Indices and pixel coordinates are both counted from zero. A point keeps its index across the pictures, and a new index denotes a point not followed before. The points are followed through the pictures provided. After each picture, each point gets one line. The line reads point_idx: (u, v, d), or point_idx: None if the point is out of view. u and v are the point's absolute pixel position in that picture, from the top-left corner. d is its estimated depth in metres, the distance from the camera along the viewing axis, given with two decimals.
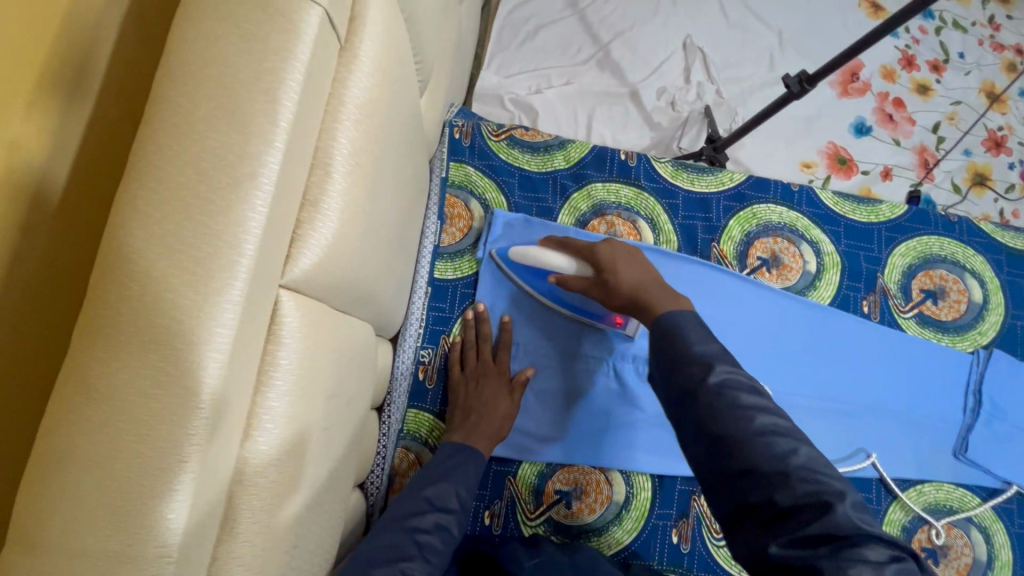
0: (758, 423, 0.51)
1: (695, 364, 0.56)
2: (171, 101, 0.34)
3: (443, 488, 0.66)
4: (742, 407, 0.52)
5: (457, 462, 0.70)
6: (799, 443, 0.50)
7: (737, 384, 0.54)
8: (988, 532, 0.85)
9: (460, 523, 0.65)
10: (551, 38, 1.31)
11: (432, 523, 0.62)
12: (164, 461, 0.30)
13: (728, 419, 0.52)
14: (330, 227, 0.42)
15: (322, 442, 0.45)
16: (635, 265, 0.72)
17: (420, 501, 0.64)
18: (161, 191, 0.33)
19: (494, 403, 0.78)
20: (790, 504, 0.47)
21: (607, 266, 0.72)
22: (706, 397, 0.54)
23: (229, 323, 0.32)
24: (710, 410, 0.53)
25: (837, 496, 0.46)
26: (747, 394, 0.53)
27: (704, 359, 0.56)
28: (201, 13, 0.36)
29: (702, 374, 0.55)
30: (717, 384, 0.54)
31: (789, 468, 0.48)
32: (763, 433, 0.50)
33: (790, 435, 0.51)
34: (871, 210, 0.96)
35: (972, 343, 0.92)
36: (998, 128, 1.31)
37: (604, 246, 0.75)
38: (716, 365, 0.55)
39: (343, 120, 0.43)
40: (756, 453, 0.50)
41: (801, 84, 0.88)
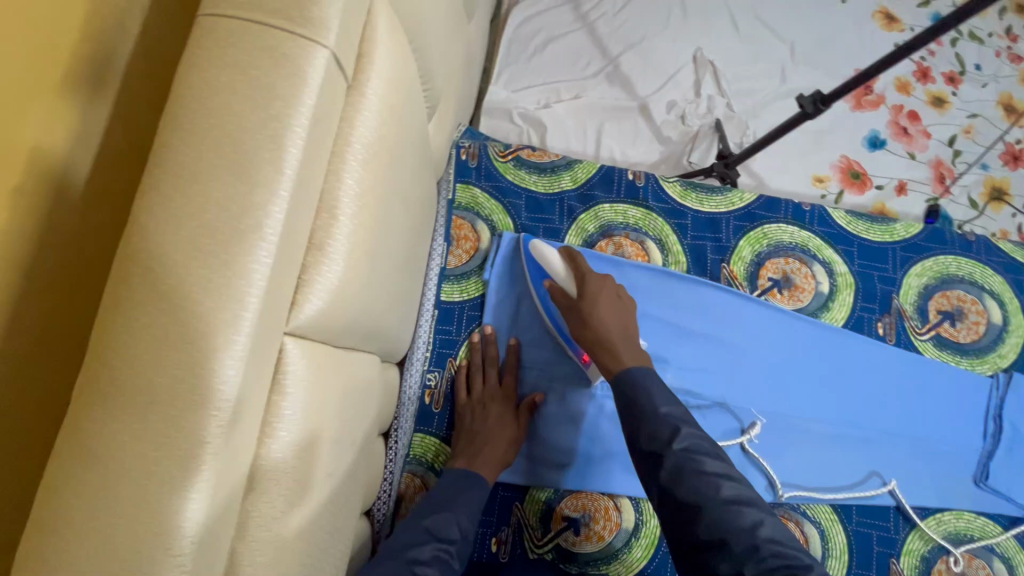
0: (724, 492, 0.55)
1: (664, 428, 0.59)
2: (175, 150, 0.34)
3: (443, 519, 0.64)
4: (707, 475, 0.56)
5: (461, 488, 0.69)
6: (762, 514, 0.54)
7: (703, 451, 0.58)
8: (1012, 563, 0.81)
9: (460, 555, 0.63)
10: (560, 52, 1.30)
11: (430, 555, 0.61)
12: (163, 525, 0.30)
13: (694, 485, 0.55)
14: (336, 271, 0.41)
15: (325, 485, 0.44)
16: (618, 309, 0.72)
17: (419, 531, 0.62)
18: (165, 246, 0.33)
19: (500, 433, 0.77)
20: (757, 574, 0.50)
21: (590, 298, 0.72)
22: (673, 463, 0.57)
23: (233, 381, 0.32)
24: (678, 476, 0.57)
25: (800, 567, 0.50)
26: (711, 460, 0.57)
27: (673, 422, 0.60)
28: (205, 60, 0.36)
29: (670, 438, 0.59)
30: (682, 451, 0.58)
31: (755, 539, 0.52)
32: (729, 503, 0.54)
33: (754, 505, 0.54)
34: (885, 229, 0.94)
35: (992, 366, 0.89)
36: (1016, 142, 1.29)
37: (595, 278, 0.74)
38: (683, 433, 0.59)
39: (349, 161, 0.42)
40: (724, 523, 0.53)
41: (816, 105, 0.87)
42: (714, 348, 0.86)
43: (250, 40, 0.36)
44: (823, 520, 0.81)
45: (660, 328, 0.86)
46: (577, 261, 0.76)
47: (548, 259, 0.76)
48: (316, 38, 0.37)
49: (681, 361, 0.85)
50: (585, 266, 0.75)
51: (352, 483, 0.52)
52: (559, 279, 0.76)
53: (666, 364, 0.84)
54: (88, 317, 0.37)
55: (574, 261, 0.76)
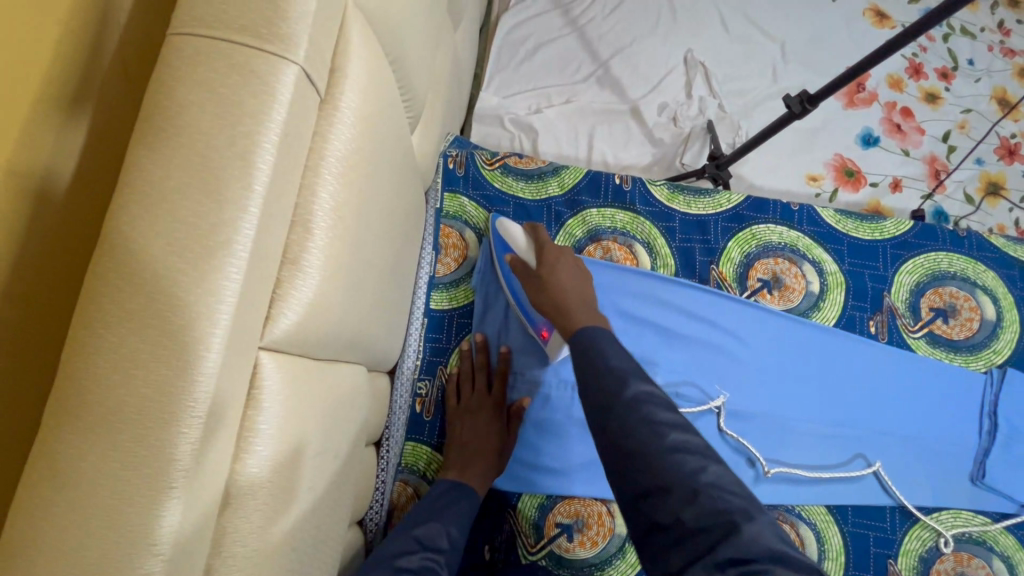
0: (669, 440, 0.51)
1: (612, 378, 0.56)
2: (143, 169, 0.34)
3: (433, 528, 0.64)
4: (654, 422, 0.52)
5: (452, 499, 0.70)
6: (709, 462, 0.50)
7: (651, 399, 0.54)
8: (1011, 561, 0.81)
9: (448, 564, 0.63)
10: (550, 56, 1.31)
11: (419, 563, 0.60)
12: (133, 544, 0.30)
13: (639, 434, 0.52)
14: (311, 285, 0.42)
15: (308, 500, 0.45)
16: (575, 277, 0.74)
17: (409, 540, 0.62)
18: (134, 264, 0.33)
19: (485, 435, 0.78)
20: (698, 524, 0.46)
21: (547, 264, 0.75)
22: (620, 410, 0.54)
23: (203, 398, 0.32)
24: (623, 424, 0.53)
25: (745, 518, 0.45)
26: (662, 409, 0.54)
27: (621, 374, 0.56)
28: (174, 79, 0.36)
29: (618, 388, 0.55)
30: (630, 398, 0.54)
31: (698, 487, 0.47)
32: (672, 449, 0.50)
33: (700, 453, 0.50)
34: (876, 227, 0.93)
35: (986, 363, 0.89)
36: (1011, 135, 1.28)
37: (555, 249, 0.77)
38: (632, 381, 0.56)
39: (324, 174, 0.43)
40: (667, 471, 0.49)
41: (802, 104, 0.87)
42: (704, 349, 0.86)
43: (219, 59, 0.36)
44: (818, 523, 0.81)
45: (650, 330, 0.86)
46: (542, 236, 0.80)
47: (511, 232, 0.80)
48: (284, 54, 0.37)
49: (670, 364, 0.85)
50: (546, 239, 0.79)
51: (337, 494, 0.53)
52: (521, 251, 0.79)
53: (656, 366, 0.84)
54: (59, 336, 0.37)
55: (536, 234, 0.80)
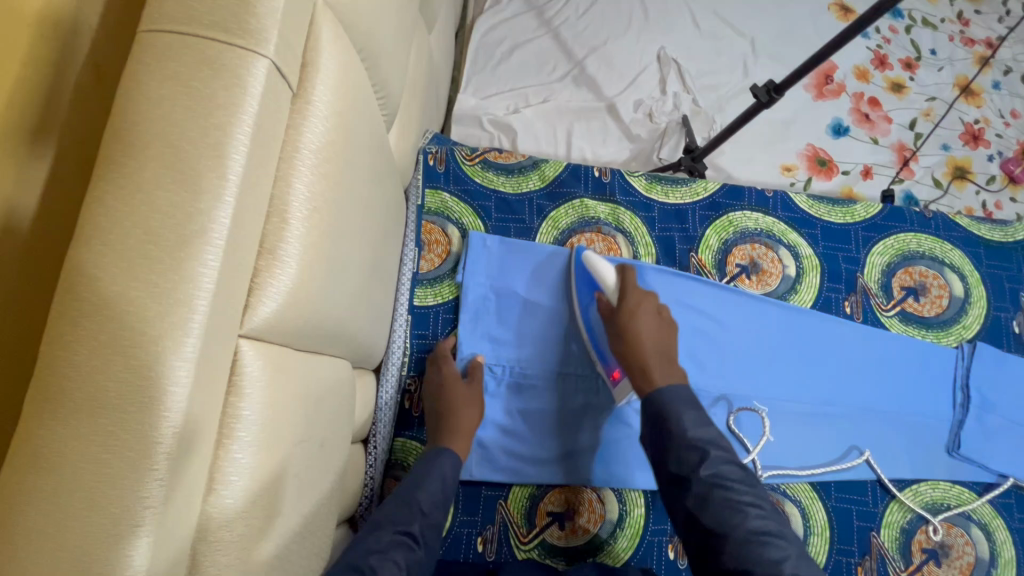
0: (750, 521, 0.60)
1: (692, 451, 0.65)
2: (117, 161, 0.35)
3: (396, 507, 0.64)
4: (733, 501, 0.62)
5: (415, 476, 0.69)
6: (788, 550, 0.58)
7: (729, 478, 0.63)
8: (989, 529, 0.83)
9: (419, 533, 0.63)
10: (526, 57, 1.33)
11: (388, 539, 0.60)
12: (118, 527, 0.31)
13: (720, 513, 0.61)
14: (289, 274, 0.42)
15: (293, 489, 0.45)
16: (654, 322, 0.77)
17: (374, 524, 0.62)
18: (109, 253, 0.33)
19: (465, 412, 0.77)
20: None
21: (628, 309, 0.77)
22: (699, 488, 0.63)
23: (183, 381, 0.33)
24: (704, 500, 0.63)
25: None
26: (739, 489, 0.63)
27: (699, 444, 0.65)
28: (145, 74, 0.37)
29: (698, 463, 0.64)
30: (709, 474, 0.64)
31: (782, 574, 0.56)
32: (753, 535, 0.59)
33: (780, 540, 0.59)
34: (847, 211, 0.96)
35: (957, 338, 0.92)
36: (975, 121, 1.32)
37: (640, 294, 0.79)
38: (712, 457, 0.65)
39: (299, 166, 0.44)
40: (750, 556, 0.58)
41: (769, 93, 0.89)
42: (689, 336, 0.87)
43: (189, 53, 0.37)
44: (803, 499, 0.83)
45: None
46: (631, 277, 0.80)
47: (599, 267, 0.82)
48: (254, 48, 0.38)
49: None
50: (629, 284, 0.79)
51: (324, 485, 0.53)
52: (609, 291, 0.81)
53: None
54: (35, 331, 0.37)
55: (624, 277, 0.81)
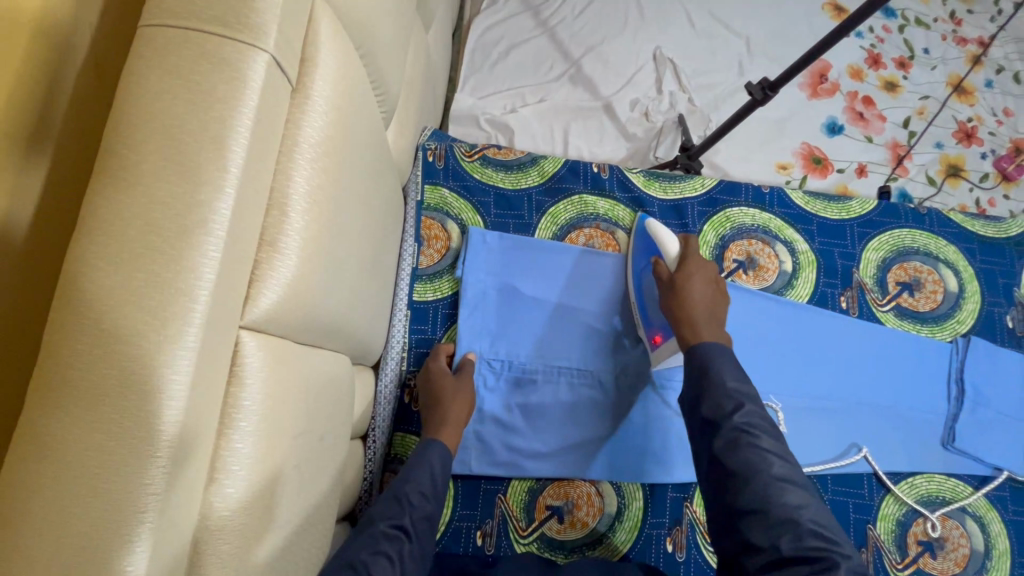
0: (775, 469, 0.60)
1: (729, 399, 0.65)
2: (119, 153, 0.35)
3: (387, 501, 0.64)
4: (760, 448, 0.61)
5: (408, 468, 0.68)
6: (808, 499, 0.58)
7: (758, 427, 0.63)
8: (983, 521, 0.84)
9: (413, 525, 0.63)
10: (523, 56, 1.33)
11: (381, 534, 0.61)
12: (122, 512, 0.31)
13: (746, 456, 0.61)
14: (289, 266, 0.43)
15: (293, 480, 0.45)
16: (708, 288, 0.77)
17: (366, 520, 0.63)
18: (112, 243, 0.34)
19: (453, 405, 0.76)
20: (795, 550, 0.54)
21: (684, 274, 0.77)
22: (729, 431, 0.63)
23: (185, 370, 0.33)
24: (733, 443, 0.62)
25: (842, 555, 0.53)
26: (766, 438, 0.62)
27: (737, 397, 0.65)
28: (146, 67, 0.37)
29: (731, 410, 0.64)
30: (741, 421, 0.63)
31: (800, 518, 0.56)
32: (776, 479, 0.59)
33: (802, 490, 0.59)
34: (842, 207, 0.97)
35: (951, 332, 0.92)
36: (968, 119, 1.34)
37: (697, 262, 0.79)
38: (745, 406, 0.64)
39: (299, 159, 0.44)
40: (770, 497, 0.58)
41: (764, 90, 0.90)
42: None
43: (189, 47, 0.38)
44: None
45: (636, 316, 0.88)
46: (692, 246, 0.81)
47: (662, 234, 0.83)
48: (253, 42, 0.39)
49: None
50: (692, 251, 0.80)
51: (325, 478, 0.54)
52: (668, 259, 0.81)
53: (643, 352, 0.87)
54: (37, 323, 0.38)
55: (688, 246, 0.81)
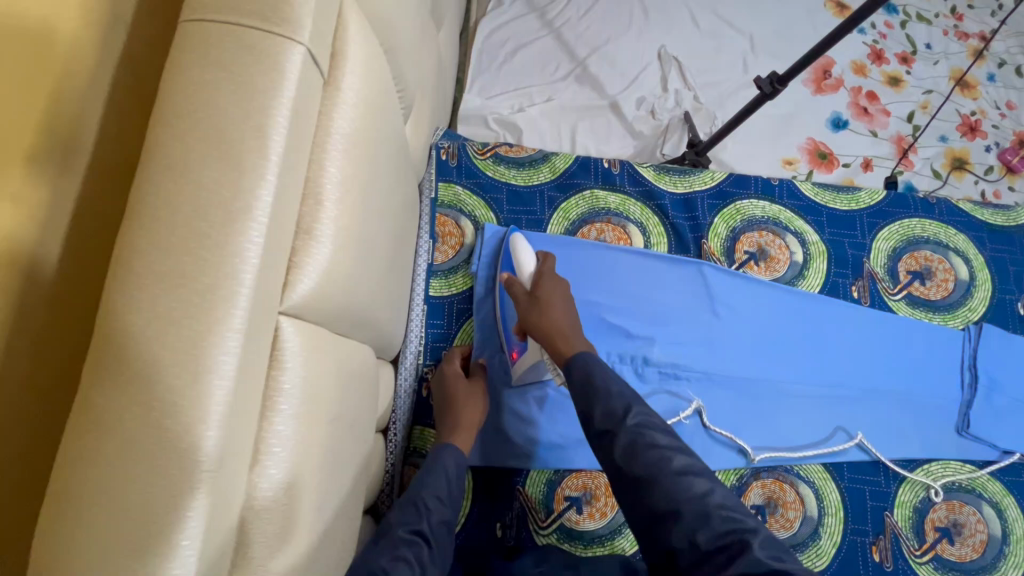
0: (677, 463, 0.56)
1: (618, 402, 0.61)
2: (165, 143, 0.37)
3: (403, 508, 0.64)
4: (658, 448, 0.57)
5: (422, 475, 0.68)
6: (712, 484, 0.55)
7: (652, 425, 0.60)
8: (1000, 507, 0.84)
9: (432, 530, 0.63)
10: (529, 57, 1.35)
11: (401, 539, 0.60)
12: (177, 486, 0.32)
13: (648, 459, 0.57)
14: (325, 252, 0.44)
15: (327, 465, 0.46)
16: (567, 303, 0.76)
17: (382, 527, 0.62)
18: (161, 229, 0.35)
19: (465, 407, 0.77)
20: (710, 544, 0.51)
21: (542, 293, 0.75)
22: (625, 436, 0.59)
23: (233, 350, 0.34)
24: (631, 451, 0.58)
25: (750, 531, 0.51)
26: (662, 435, 0.59)
27: (625, 399, 0.61)
28: (189, 61, 0.38)
29: (623, 413, 0.60)
30: (634, 425, 0.59)
31: (708, 508, 0.53)
32: (678, 473, 0.55)
33: (704, 476, 0.55)
34: (852, 198, 0.98)
35: (963, 320, 0.93)
36: (971, 113, 1.35)
37: (550, 278, 0.78)
38: (633, 408, 0.61)
39: (331, 150, 0.45)
40: (674, 493, 0.54)
41: (773, 84, 0.91)
42: (692, 322, 0.89)
43: (230, 41, 0.39)
44: (816, 480, 0.84)
45: (646, 310, 0.89)
46: (546, 264, 0.80)
47: (522, 254, 0.82)
48: (290, 36, 0.40)
49: (667, 338, 0.88)
50: (546, 266, 0.80)
51: (353, 465, 0.54)
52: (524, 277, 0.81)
53: (655, 341, 0.87)
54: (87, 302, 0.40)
55: (542, 263, 0.81)
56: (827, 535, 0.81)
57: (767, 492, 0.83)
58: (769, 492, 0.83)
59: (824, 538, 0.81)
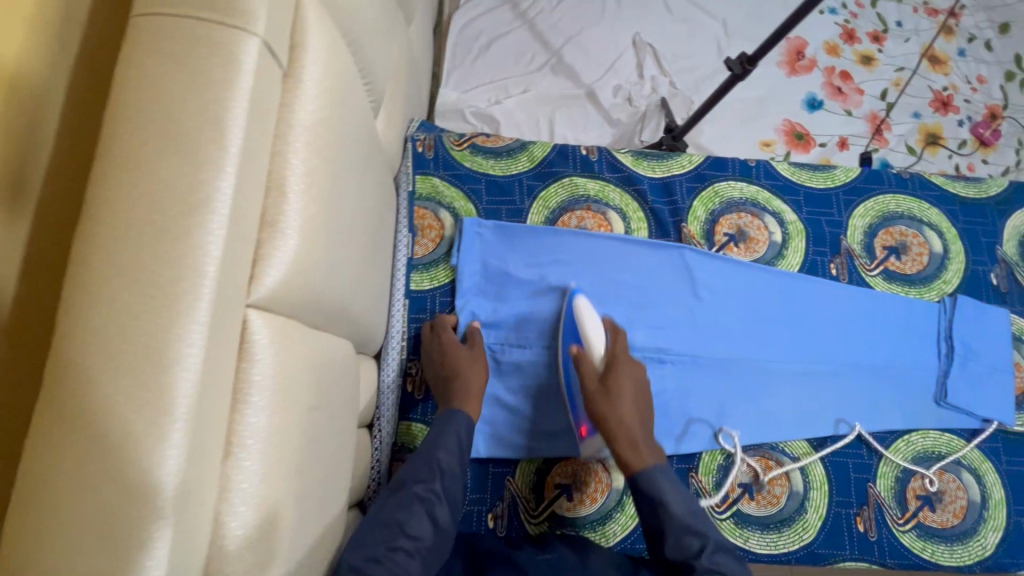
0: None
1: (693, 537, 0.64)
2: (121, 137, 0.36)
3: (416, 465, 0.66)
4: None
5: (436, 434, 0.70)
6: None
7: (725, 563, 0.62)
8: (979, 473, 0.86)
9: (445, 486, 0.65)
10: (504, 49, 1.35)
11: (413, 496, 0.63)
12: (144, 481, 0.32)
13: None
14: (291, 243, 0.44)
15: (307, 456, 0.46)
16: (638, 395, 0.76)
17: (397, 484, 0.65)
18: (120, 223, 0.35)
19: (471, 370, 0.78)
20: None
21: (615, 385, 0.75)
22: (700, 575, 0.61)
23: (198, 342, 0.34)
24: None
25: None
26: (733, 571, 0.62)
27: (700, 532, 0.65)
28: (141, 54, 0.38)
29: (699, 548, 0.63)
30: (709, 562, 0.62)
31: None
32: None
33: None
34: (828, 175, 0.99)
35: (938, 293, 0.95)
36: (943, 88, 1.36)
37: (621, 366, 0.77)
38: (708, 541, 0.64)
39: (294, 142, 0.45)
40: None
41: (743, 65, 0.92)
42: (676, 309, 0.89)
43: (184, 33, 0.38)
44: (801, 456, 0.85)
45: (630, 296, 0.89)
46: (617, 343, 0.80)
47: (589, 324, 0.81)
48: (244, 26, 0.39)
49: (651, 324, 0.88)
50: (617, 348, 0.79)
51: (336, 459, 0.54)
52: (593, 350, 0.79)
53: (639, 327, 0.88)
54: (49, 297, 0.39)
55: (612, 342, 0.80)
56: (813, 509, 0.83)
57: (754, 470, 0.84)
58: (756, 470, 0.84)
59: (809, 512, 0.83)
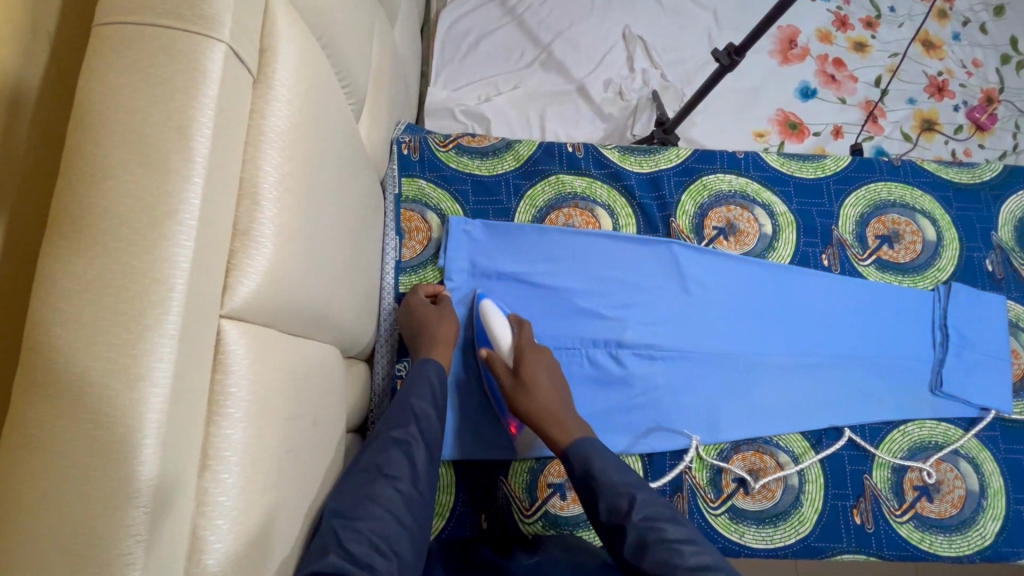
0: (688, 558, 0.57)
1: (622, 497, 0.64)
2: (84, 151, 0.36)
3: (392, 413, 0.66)
4: (668, 542, 0.59)
5: (410, 381, 0.70)
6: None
7: (661, 516, 0.62)
8: (977, 462, 0.86)
9: (422, 429, 0.65)
10: (492, 46, 1.34)
11: (390, 441, 0.63)
12: (115, 496, 0.32)
13: (658, 555, 0.58)
14: (264, 253, 0.43)
15: (288, 464, 0.46)
16: (552, 379, 0.78)
17: (375, 432, 0.65)
18: (85, 238, 0.35)
19: (440, 325, 0.79)
20: None
21: (526, 377, 0.76)
22: (634, 532, 0.61)
23: (167, 356, 0.34)
24: (640, 548, 0.60)
25: None
26: (671, 526, 0.61)
27: (628, 490, 0.64)
28: (103, 66, 0.38)
29: (628, 505, 0.63)
30: (640, 518, 0.61)
31: None
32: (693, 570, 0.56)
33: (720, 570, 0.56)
34: (818, 166, 0.98)
35: (932, 281, 0.94)
36: (938, 73, 1.35)
37: (530, 354, 0.79)
38: (638, 495, 0.64)
39: (266, 150, 0.45)
40: None
41: (730, 55, 0.90)
42: (665, 304, 0.89)
43: (148, 43, 0.38)
44: (796, 449, 0.85)
45: (619, 291, 0.89)
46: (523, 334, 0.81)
47: (495, 324, 0.82)
48: (208, 33, 0.39)
49: (639, 318, 0.88)
50: (524, 339, 0.80)
51: (318, 465, 0.54)
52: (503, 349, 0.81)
53: (628, 323, 0.87)
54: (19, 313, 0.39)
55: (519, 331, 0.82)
56: (808, 502, 0.83)
57: (748, 464, 0.84)
58: (750, 464, 0.84)
59: (805, 505, 0.83)
